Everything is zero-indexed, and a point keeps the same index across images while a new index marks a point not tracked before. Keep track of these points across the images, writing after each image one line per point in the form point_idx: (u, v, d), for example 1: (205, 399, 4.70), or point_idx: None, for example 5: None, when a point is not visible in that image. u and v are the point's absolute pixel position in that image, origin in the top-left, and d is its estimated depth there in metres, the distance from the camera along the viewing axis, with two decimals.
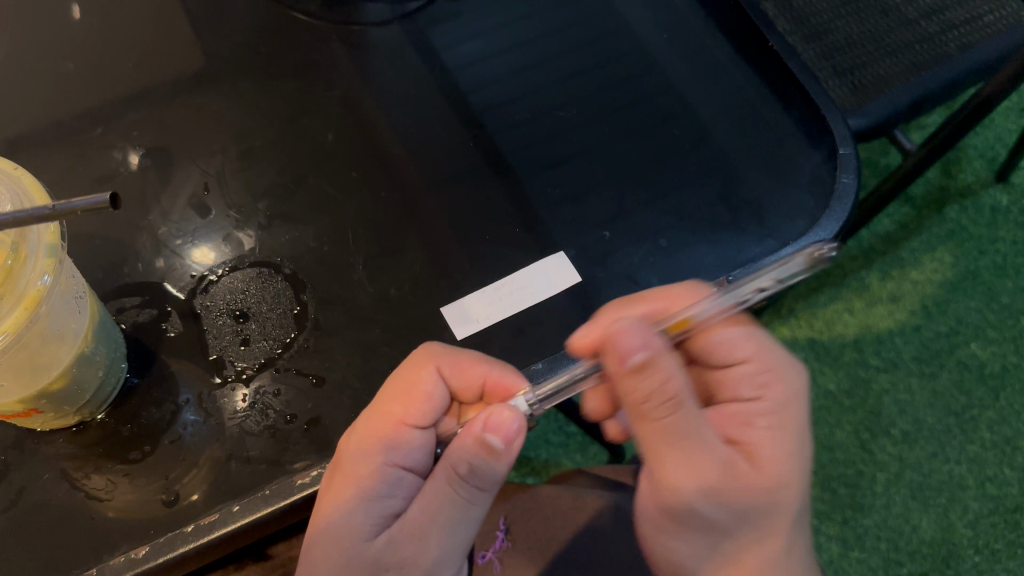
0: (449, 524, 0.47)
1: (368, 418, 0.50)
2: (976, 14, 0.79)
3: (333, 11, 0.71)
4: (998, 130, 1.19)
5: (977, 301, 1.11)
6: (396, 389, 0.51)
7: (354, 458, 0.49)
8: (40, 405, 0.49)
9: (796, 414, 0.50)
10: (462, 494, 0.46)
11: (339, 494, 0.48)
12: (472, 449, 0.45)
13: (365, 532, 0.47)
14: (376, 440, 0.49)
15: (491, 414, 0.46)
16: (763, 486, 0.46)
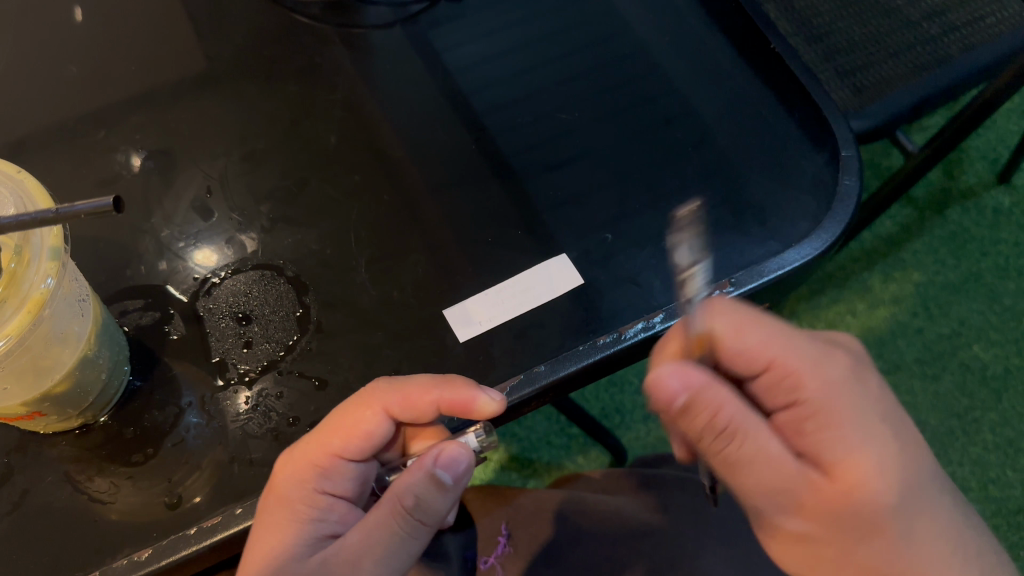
0: (384, 558, 0.46)
1: (302, 448, 0.49)
2: (979, 15, 0.79)
3: (335, 14, 0.71)
4: (1000, 132, 1.19)
5: (980, 302, 1.11)
6: (336, 426, 0.50)
7: (286, 484, 0.49)
8: (44, 408, 0.49)
9: (834, 404, 0.45)
10: (403, 529, 0.46)
11: (272, 519, 0.48)
12: (422, 483, 0.46)
13: (297, 554, 0.47)
14: (312, 471, 0.49)
15: (444, 449, 0.47)
16: (840, 495, 0.43)
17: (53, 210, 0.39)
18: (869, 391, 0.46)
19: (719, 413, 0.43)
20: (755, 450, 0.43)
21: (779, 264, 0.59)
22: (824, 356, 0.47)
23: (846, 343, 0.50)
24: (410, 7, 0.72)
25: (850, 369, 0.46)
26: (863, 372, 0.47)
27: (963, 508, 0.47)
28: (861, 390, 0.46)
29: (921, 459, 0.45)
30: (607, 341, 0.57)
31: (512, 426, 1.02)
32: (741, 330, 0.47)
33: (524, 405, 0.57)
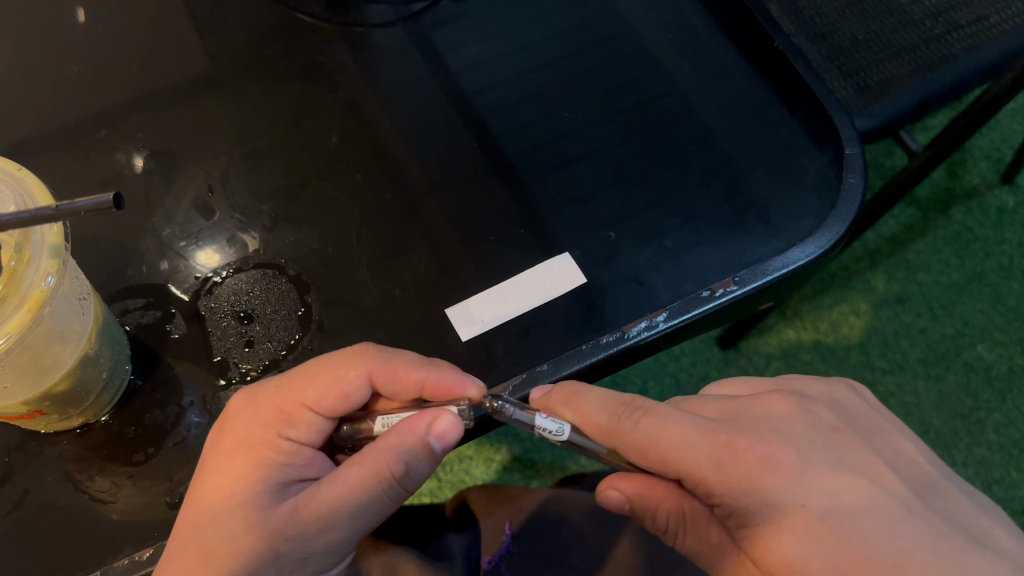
0: (358, 514, 0.45)
1: (267, 395, 0.49)
2: (982, 14, 0.79)
3: (336, 13, 0.71)
4: (1004, 132, 1.19)
5: (984, 303, 1.10)
6: (311, 379, 0.49)
7: (249, 428, 0.48)
8: (44, 407, 0.49)
9: (736, 507, 0.44)
10: (386, 494, 0.45)
11: (238, 463, 0.47)
12: (413, 450, 0.45)
13: (263, 500, 0.46)
14: (279, 422, 0.48)
15: (437, 415, 0.46)
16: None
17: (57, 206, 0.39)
18: (780, 484, 0.43)
19: (657, 511, 0.50)
20: (697, 544, 0.49)
21: (783, 263, 0.59)
22: (726, 455, 0.44)
23: (777, 422, 0.47)
24: (412, 6, 0.72)
25: (754, 463, 0.44)
26: (774, 460, 0.44)
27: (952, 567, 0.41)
28: (767, 487, 0.43)
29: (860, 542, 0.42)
30: (610, 339, 0.57)
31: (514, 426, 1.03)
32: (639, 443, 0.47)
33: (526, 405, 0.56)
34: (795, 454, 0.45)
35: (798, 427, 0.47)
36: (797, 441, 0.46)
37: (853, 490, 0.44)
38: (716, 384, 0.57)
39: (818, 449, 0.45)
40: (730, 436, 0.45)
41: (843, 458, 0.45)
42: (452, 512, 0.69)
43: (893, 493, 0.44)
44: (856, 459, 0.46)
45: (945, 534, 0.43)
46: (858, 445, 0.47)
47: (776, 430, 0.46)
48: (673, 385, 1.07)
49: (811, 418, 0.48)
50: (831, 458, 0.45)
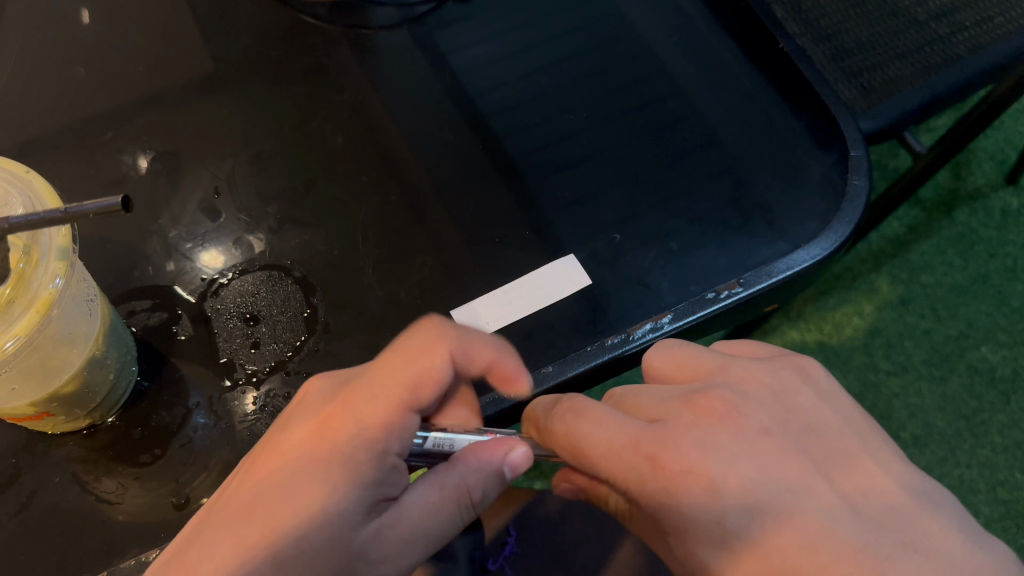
0: (432, 538, 0.43)
1: (361, 390, 0.44)
2: (987, 16, 0.78)
3: (341, 15, 0.71)
4: (1008, 133, 1.19)
5: (987, 304, 1.10)
6: (406, 373, 0.45)
7: (339, 429, 0.43)
8: (51, 408, 0.49)
9: (657, 516, 0.42)
10: (456, 522, 0.44)
11: (328, 473, 0.41)
12: (492, 478, 0.44)
13: (353, 519, 0.41)
14: (377, 422, 0.43)
15: (517, 448, 0.45)
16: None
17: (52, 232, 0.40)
18: (704, 500, 0.40)
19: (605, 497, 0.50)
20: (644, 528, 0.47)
21: (788, 264, 0.59)
22: (643, 466, 0.42)
23: (710, 421, 0.42)
24: (416, 8, 0.72)
25: (677, 476, 0.40)
26: (690, 471, 0.40)
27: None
28: (681, 502, 0.40)
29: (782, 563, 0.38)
30: (615, 341, 0.57)
31: None
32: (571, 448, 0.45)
33: None
34: (717, 465, 0.40)
35: (725, 430, 0.42)
36: (729, 448, 0.41)
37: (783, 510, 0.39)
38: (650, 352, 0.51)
39: (748, 458, 0.41)
40: (651, 444, 0.42)
41: (775, 466, 0.40)
42: None
43: (825, 508, 0.39)
44: (791, 465, 0.41)
45: (872, 547, 0.38)
46: (800, 447, 0.42)
47: (707, 434, 0.42)
48: None
49: (749, 417, 0.43)
50: (767, 467, 0.40)
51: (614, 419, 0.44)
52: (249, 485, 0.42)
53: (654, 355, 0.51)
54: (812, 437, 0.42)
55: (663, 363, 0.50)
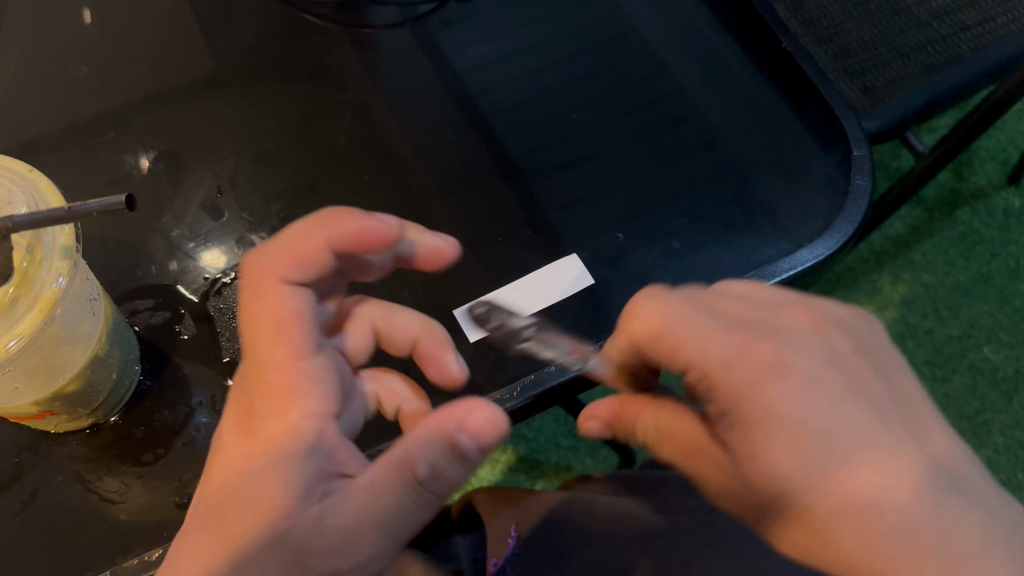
0: (388, 523, 0.40)
1: (248, 362, 0.45)
2: (988, 16, 0.79)
3: (343, 14, 0.71)
4: (1010, 133, 1.18)
5: (990, 304, 1.10)
6: (256, 330, 0.45)
7: (253, 416, 0.44)
8: (54, 407, 0.49)
9: (735, 407, 0.41)
10: (413, 501, 0.40)
11: (258, 461, 0.42)
12: (442, 448, 0.40)
13: (294, 504, 0.40)
14: (280, 392, 0.44)
15: (472, 412, 0.40)
16: (767, 493, 0.41)
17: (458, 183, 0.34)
18: (789, 447, 0.40)
19: (633, 424, 0.50)
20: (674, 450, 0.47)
21: (790, 264, 0.59)
22: (726, 384, 0.41)
23: (795, 331, 0.43)
24: (418, 7, 0.72)
25: (756, 416, 0.40)
26: (772, 425, 0.40)
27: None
28: (771, 395, 0.40)
29: (849, 519, 0.39)
30: None
31: (521, 428, 1.07)
32: (661, 329, 0.43)
33: (535, 406, 0.56)
34: (811, 419, 0.40)
35: (828, 374, 0.41)
36: (813, 400, 0.40)
37: (880, 465, 0.39)
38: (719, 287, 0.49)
39: (840, 408, 0.40)
40: (738, 362, 0.41)
41: (869, 427, 0.40)
42: (460, 513, 0.70)
43: (896, 479, 0.39)
44: (870, 420, 0.40)
45: (929, 481, 0.40)
46: (875, 403, 0.41)
47: (792, 378, 0.40)
48: None
49: (829, 370, 0.41)
50: (857, 420, 0.40)
51: (716, 325, 0.42)
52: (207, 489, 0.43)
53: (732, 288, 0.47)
54: (887, 396, 0.42)
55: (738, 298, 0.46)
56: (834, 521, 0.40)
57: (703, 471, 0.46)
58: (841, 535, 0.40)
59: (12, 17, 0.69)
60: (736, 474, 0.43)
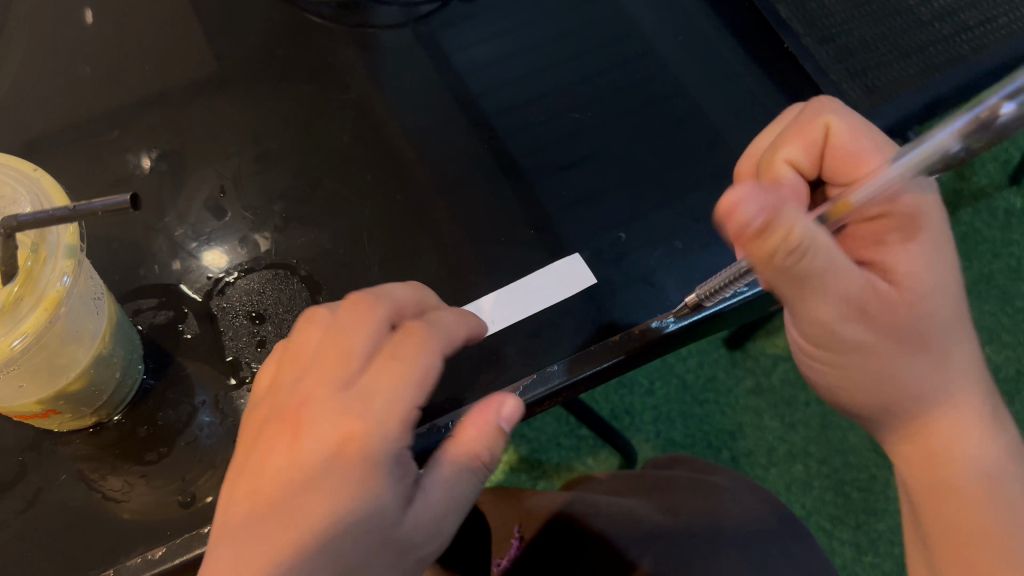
0: (459, 506, 0.45)
1: (312, 366, 0.45)
2: (989, 17, 0.80)
3: (345, 14, 0.71)
4: (1011, 133, 1.22)
5: (992, 304, 1.13)
6: (341, 343, 0.45)
7: (314, 420, 0.43)
8: (58, 406, 0.49)
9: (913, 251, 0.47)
10: (476, 483, 0.46)
11: (344, 474, 0.42)
12: (491, 437, 0.46)
13: (391, 509, 0.42)
14: (353, 405, 0.43)
15: (502, 403, 0.47)
16: (906, 308, 0.46)
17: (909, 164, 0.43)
18: (926, 355, 0.46)
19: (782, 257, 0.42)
20: (837, 270, 0.44)
21: None
22: (913, 263, 0.47)
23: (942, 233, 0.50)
24: (420, 8, 0.72)
25: (924, 300, 0.46)
26: (948, 357, 0.46)
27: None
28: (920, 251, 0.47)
29: (958, 448, 0.45)
30: (620, 339, 0.57)
31: (522, 428, 1.08)
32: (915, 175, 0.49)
33: (536, 406, 0.56)
34: (934, 301, 0.46)
35: (966, 353, 0.47)
36: (959, 342, 0.47)
37: (982, 429, 0.46)
38: (833, 116, 0.51)
39: (978, 383, 0.46)
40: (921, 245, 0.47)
41: (998, 414, 0.47)
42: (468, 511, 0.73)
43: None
44: (975, 374, 0.47)
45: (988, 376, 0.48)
46: (992, 397, 0.47)
47: (954, 289, 0.47)
48: (680, 386, 1.12)
49: (959, 307, 0.47)
50: (983, 401, 0.46)
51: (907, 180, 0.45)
52: (253, 488, 0.42)
53: (844, 120, 0.51)
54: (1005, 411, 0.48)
55: (852, 125, 0.51)
56: (922, 464, 0.47)
57: (849, 283, 0.44)
58: (985, 516, 0.44)
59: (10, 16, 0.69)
60: (870, 297, 0.45)
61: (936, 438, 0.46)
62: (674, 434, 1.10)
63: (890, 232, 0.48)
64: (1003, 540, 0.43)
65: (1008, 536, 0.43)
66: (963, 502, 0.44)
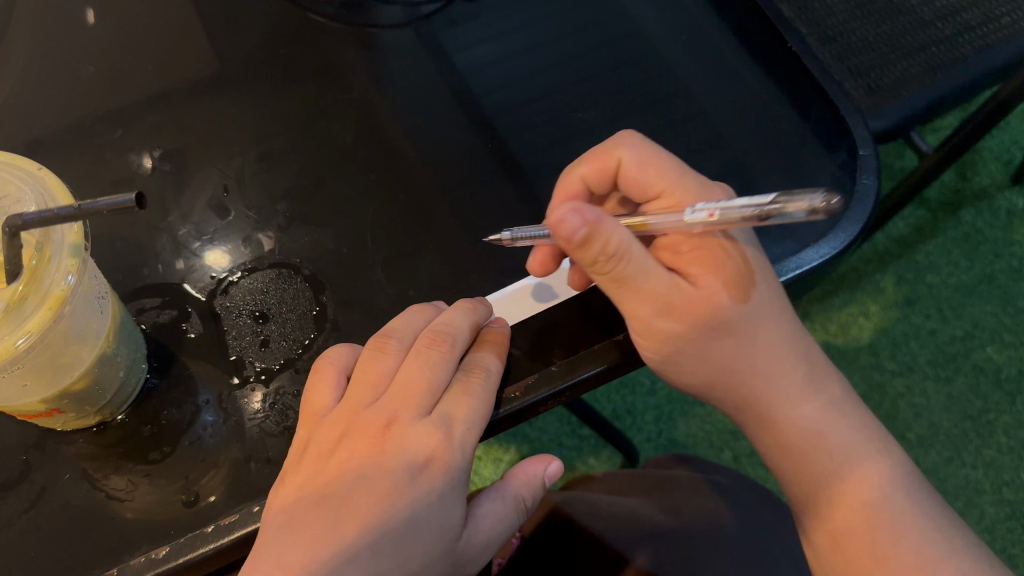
0: (504, 536, 0.50)
1: (391, 390, 0.50)
2: (993, 16, 0.80)
3: (348, 13, 0.71)
4: (1014, 133, 1.23)
5: (994, 304, 1.14)
6: (421, 376, 0.50)
7: (402, 436, 0.48)
8: (62, 405, 0.49)
9: (702, 255, 0.52)
10: (518, 522, 0.51)
11: (421, 491, 0.46)
12: (534, 485, 0.52)
13: (454, 530, 0.47)
14: (430, 432, 0.48)
15: (546, 462, 0.53)
16: (707, 310, 0.50)
17: (713, 212, 0.46)
18: (737, 342, 0.51)
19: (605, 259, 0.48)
20: (650, 277, 0.50)
21: (798, 264, 0.59)
22: (707, 264, 0.52)
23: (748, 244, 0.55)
24: (422, 7, 0.73)
25: (727, 295, 0.51)
26: (756, 340, 0.52)
27: (877, 500, 0.51)
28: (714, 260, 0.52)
29: (777, 410, 0.52)
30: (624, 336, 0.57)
31: (523, 427, 1.07)
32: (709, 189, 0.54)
33: (539, 406, 0.55)
34: (736, 297, 0.51)
35: (776, 328, 0.52)
36: (763, 323, 0.52)
37: (799, 392, 0.52)
38: (627, 148, 0.55)
39: (790, 353, 0.52)
40: (722, 251, 0.52)
41: (816, 376, 0.53)
42: None
43: (848, 423, 0.53)
44: (789, 350, 0.53)
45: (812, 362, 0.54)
46: (808, 360, 0.53)
47: (756, 276, 0.52)
48: None
49: (767, 293, 0.52)
50: (797, 367, 0.53)
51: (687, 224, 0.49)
52: (330, 499, 0.46)
53: (636, 151, 0.55)
54: (829, 364, 0.55)
55: (646, 156, 0.55)
56: (753, 418, 0.54)
57: (652, 287, 0.50)
58: (817, 466, 0.52)
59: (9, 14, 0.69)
60: (679, 303, 0.50)
61: (795, 434, 0.52)
62: (676, 434, 1.10)
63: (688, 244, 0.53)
64: (831, 483, 0.51)
65: (831, 480, 0.51)
66: (799, 453, 0.52)
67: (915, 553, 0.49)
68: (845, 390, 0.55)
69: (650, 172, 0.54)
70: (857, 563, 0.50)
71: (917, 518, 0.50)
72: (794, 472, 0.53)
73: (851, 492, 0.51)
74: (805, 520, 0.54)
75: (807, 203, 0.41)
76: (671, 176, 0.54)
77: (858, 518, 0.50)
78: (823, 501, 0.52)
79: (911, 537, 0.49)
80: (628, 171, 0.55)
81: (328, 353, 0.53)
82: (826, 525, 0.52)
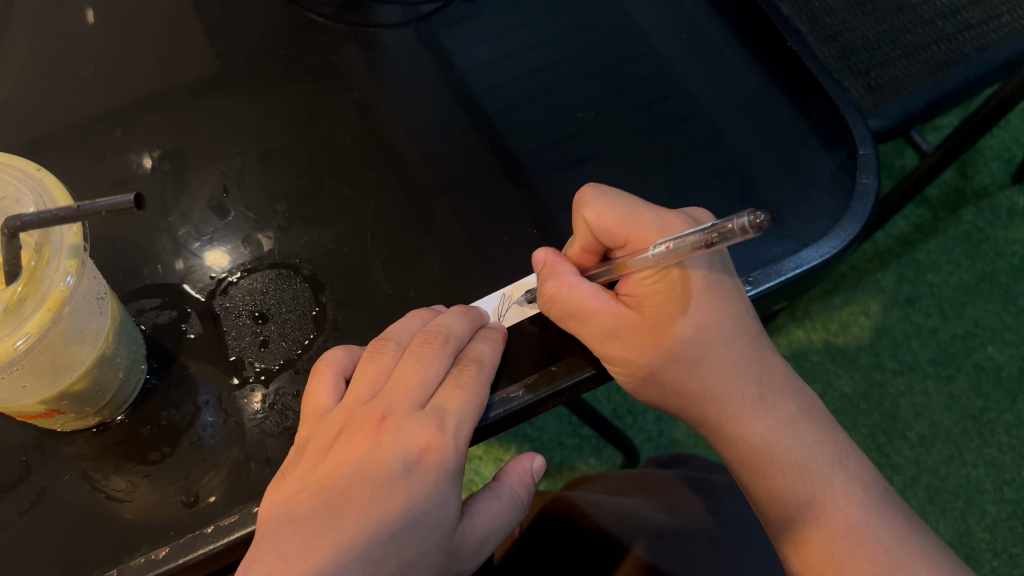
0: (499, 533, 0.50)
1: (387, 386, 0.50)
2: (993, 15, 0.80)
3: (349, 13, 0.71)
4: (1014, 132, 1.23)
5: (995, 303, 1.14)
6: (416, 372, 0.50)
7: (398, 428, 0.48)
8: (62, 406, 0.49)
9: (658, 291, 0.53)
10: (513, 518, 0.51)
11: (417, 481, 0.46)
12: (522, 483, 0.52)
13: (452, 522, 0.47)
14: (425, 424, 0.48)
15: (524, 462, 0.53)
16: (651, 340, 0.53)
17: (668, 244, 0.48)
18: (686, 366, 0.53)
19: (555, 302, 0.55)
20: (592, 316, 0.54)
21: (798, 263, 0.59)
22: (659, 299, 0.53)
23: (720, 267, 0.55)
24: (422, 7, 0.72)
25: (675, 324, 0.53)
26: (704, 364, 0.53)
27: (829, 512, 0.53)
28: (670, 294, 0.53)
29: (727, 429, 0.54)
30: None
31: (524, 427, 1.07)
32: (672, 223, 0.53)
33: (541, 406, 0.55)
34: (686, 326, 0.53)
35: (730, 353, 0.54)
36: (715, 347, 0.53)
37: (750, 412, 0.54)
38: (587, 207, 0.54)
39: (740, 375, 0.54)
40: (677, 283, 0.53)
41: (769, 395, 0.55)
42: None
43: (801, 440, 0.54)
44: (744, 375, 0.54)
45: (775, 380, 0.55)
46: (761, 379, 0.54)
47: (714, 301, 0.53)
48: None
49: (721, 320, 0.53)
50: (747, 388, 0.54)
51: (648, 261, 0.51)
52: (323, 491, 0.46)
53: (594, 206, 0.53)
54: (785, 379, 0.56)
55: (605, 209, 0.53)
56: (712, 433, 0.56)
57: (594, 323, 0.54)
58: (773, 482, 0.54)
59: (8, 12, 0.68)
60: (622, 332, 0.53)
61: (750, 454, 0.54)
62: (676, 433, 1.11)
63: (649, 279, 0.53)
64: (787, 498, 0.53)
65: (787, 494, 0.53)
66: (754, 469, 0.54)
67: (867, 559, 0.51)
68: (802, 404, 0.56)
69: (612, 225, 0.53)
70: (816, 570, 0.52)
71: (869, 527, 0.52)
72: (753, 486, 0.55)
73: (806, 506, 0.53)
74: (768, 526, 0.56)
75: (740, 222, 0.42)
76: (630, 225, 0.53)
77: (827, 540, 0.52)
78: (781, 513, 0.54)
79: (864, 546, 0.51)
80: (592, 226, 0.54)
81: (326, 356, 0.53)
82: (787, 533, 0.54)
